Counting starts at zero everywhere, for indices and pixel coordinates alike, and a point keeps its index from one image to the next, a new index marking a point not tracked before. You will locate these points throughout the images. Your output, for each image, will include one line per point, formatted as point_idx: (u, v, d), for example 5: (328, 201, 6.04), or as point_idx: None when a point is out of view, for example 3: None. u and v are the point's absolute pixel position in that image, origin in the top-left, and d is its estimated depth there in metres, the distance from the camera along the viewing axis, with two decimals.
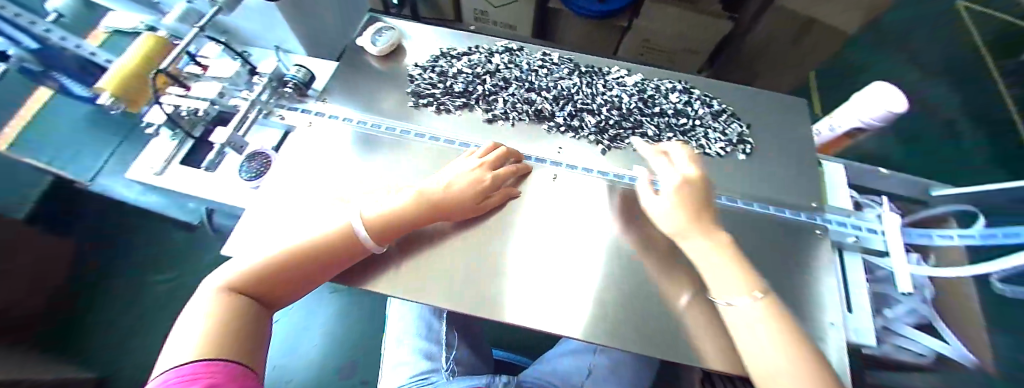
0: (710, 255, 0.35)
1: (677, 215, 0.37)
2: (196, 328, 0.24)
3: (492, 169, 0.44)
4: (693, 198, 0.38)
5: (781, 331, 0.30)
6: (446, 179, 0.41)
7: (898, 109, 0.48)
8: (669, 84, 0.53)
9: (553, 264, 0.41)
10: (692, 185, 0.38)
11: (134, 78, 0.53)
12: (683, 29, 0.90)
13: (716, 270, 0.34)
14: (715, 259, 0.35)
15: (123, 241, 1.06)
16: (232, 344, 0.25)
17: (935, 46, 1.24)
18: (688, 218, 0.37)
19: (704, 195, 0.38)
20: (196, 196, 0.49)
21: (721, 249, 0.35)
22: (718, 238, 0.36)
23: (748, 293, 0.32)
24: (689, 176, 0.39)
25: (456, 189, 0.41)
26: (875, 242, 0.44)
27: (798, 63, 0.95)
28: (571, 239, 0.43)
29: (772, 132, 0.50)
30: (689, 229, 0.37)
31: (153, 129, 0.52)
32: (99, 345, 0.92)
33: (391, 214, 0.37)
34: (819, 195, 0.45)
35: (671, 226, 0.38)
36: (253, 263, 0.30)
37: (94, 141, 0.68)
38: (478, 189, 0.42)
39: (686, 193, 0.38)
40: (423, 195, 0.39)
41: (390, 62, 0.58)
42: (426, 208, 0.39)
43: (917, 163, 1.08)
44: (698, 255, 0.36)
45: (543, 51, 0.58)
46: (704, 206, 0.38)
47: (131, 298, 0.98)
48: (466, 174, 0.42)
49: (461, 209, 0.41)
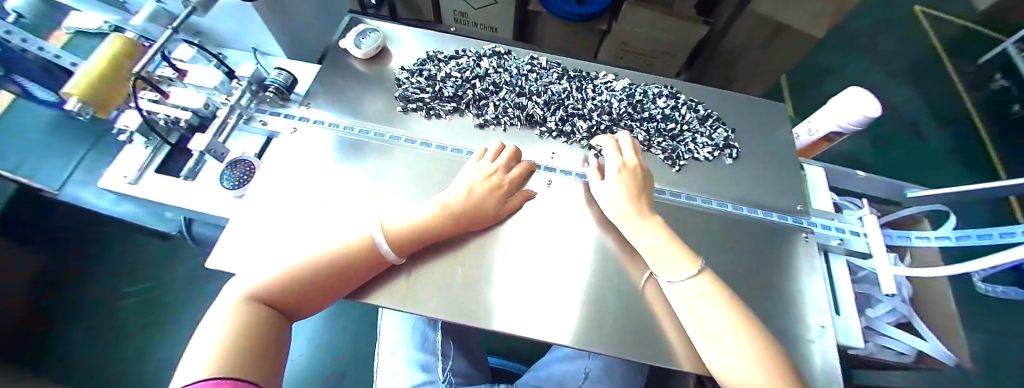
0: (651, 234, 0.37)
1: (623, 202, 0.40)
2: (210, 341, 0.25)
3: (506, 172, 0.46)
4: (634, 185, 0.41)
5: (736, 323, 0.30)
6: (463, 186, 0.42)
7: (873, 113, 0.51)
8: (656, 89, 0.53)
9: (546, 270, 0.42)
10: (631, 172, 0.41)
11: (101, 83, 0.50)
12: (660, 34, 0.91)
13: (659, 248, 0.36)
14: (655, 238, 0.37)
15: (91, 252, 1.01)
16: (245, 359, 0.25)
17: (900, 49, 1.30)
18: (629, 202, 0.39)
19: (644, 181, 0.42)
20: (174, 207, 0.47)
21: (655, 228, 0.38)
22: (653, 219, 0.39)
23: (703, 286, 0.33)
24: (629, 164, 0.42)
25: (477, 194, 0.42)
26: (858, 244, 0.47)
27: (773, 66, 0.96)
28: (566, 243, 0.44)
29: (756, 136, 0.51)
30: (630, 214, 0.39)
31: (126, 136, 0.50)
32: (68, 362, 0.88)
33: (414, 226, 0.39)
34: (801, 198, 0.47)
35: (616, 214, 0.40)
36: (275, 271, 0.32)
37: (58, 148, 0.65)
38: (497, 195, 0.44)
39: (628, 178, 0.41)
40: (447, 205, 0.41)
41: (375, 65, 0.57)
42: (449, 217, 0.41)
43: (893, 159, 1.12)
44: (641, 238, 0.38)
45: (531, 55, 0.58)
46: (644, 190, 0.41)
47: (103, 312, 0.94)
48: (483, 182, 0.44)
49: (482, 218, 0.43)
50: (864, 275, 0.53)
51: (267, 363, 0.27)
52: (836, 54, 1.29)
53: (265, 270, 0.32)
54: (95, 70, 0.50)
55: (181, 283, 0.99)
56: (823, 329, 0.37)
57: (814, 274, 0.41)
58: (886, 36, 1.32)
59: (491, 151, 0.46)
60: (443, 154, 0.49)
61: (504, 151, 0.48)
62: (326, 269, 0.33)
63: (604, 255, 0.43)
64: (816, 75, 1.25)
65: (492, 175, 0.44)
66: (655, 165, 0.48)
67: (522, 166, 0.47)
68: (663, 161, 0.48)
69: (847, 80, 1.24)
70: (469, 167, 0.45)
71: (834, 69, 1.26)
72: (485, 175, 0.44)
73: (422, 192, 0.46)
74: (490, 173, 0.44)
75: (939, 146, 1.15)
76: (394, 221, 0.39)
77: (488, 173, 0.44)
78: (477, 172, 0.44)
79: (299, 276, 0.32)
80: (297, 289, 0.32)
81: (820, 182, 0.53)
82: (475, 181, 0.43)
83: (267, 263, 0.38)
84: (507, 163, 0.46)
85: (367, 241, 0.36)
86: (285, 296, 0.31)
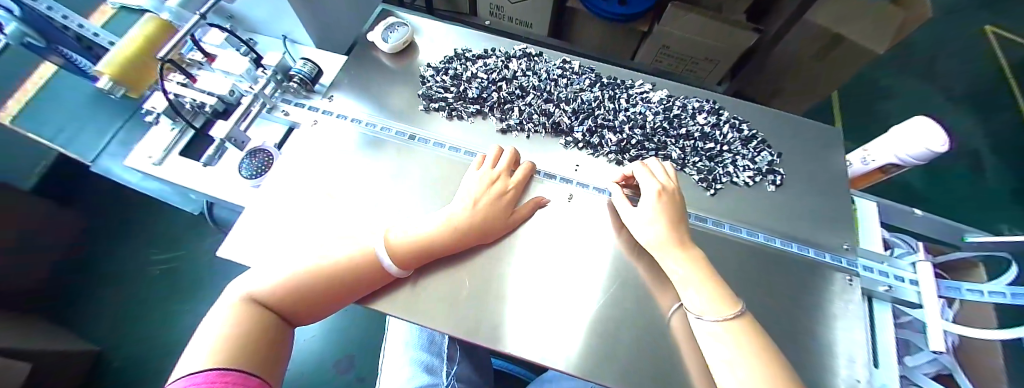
0: (681, 267, 0.35)
1: (658, 231, 0.37)
2: (206, 342, 0.28)
3: (510, 176, 0.44)
4: (670, 213, 0.38)
5: (767, 371, 0.27)
6: (471, 197, 0.41)
7: (939, 148, 0.45)
8: (697, 103, 0.50)
9: (554, 285, 0.39)
10: (668, 196, 0.39)
11: (129, 66, 0.51)
12: (704, 39, 0.85)
13: (688, 285, 0.34)
14: (685, 270, 0.34)
15: (127, 219, 1.07)
16: (235, 356, 0.27)
17: (969, 73, 1.18)
18: (665, 230, 0.36)
19: (680, 208, 0.39)
20: (196, 191, 0.47)
21: (692, 263, 0.35)
22: (692, 251, 0.36)
23: (739, 329, 0.30)
24: (666, 187, 0.39)
25: (484, 205, 0.41)
26: (905, 293, 0.42)
27: (831, 80, 0.89)
28: (579, 258, 0.41)
29: (803, 163, 0.47)
30: (665, 244, 0.36)
31: (153, 118, 0.50)
32: (100, 320, 0.95)
33: (421, 241, 0.39)
34: (851, 237, 0.42)
35: (649, 240, 0.37)
36: (277, 278, 0.34)
37: (93, 120, 0.66)
38: (504, 204, 0.42)
39: (664, 205, 0.38)
40: (453, 221, 0.39)
41: (403, 60, 0.56)
42: (455, 233, 0.39)
43: (944, 193, 1.03)
44: (672, 272, 0.35)
45: (563, 58, 0.55)
46: (680, 220, 0.38)
47: (133, 276, 1.00)
48: (487, 191, 0.42)
49: (488, 228, 0.41)
50: (910, 323, 0.47)
51: (272, 362, 0.31)
52: (890, 73, 1.19)
53: (276, 272, 0.35)
54: (122, 56, 0.50)
55: (202, 256, 1.03)
56: (858, 383, 0.32)
57: (852, 322, 0.36)
58: (957, 58, 1.20)
59: (490, 157, 0.45)
60: (451, 156, 0.48)
61: (503, 155, 0.46)
62: (326, 280, 0.35)
63: (624, 279, 0.40)
64: (865, 94, 1.16)
65: (497, 181, 0.43)
66: (688, 186, 0.45)
67: (523, 169, 0.45)
68: (698, 183, 0.45)
69: (899, 101, 1.15)
70: (473, 174, 0.43)
71: (885, 89, 1.17)
72: (488, 182, 0.43)
73: (436, 196, 0.45)
74: (493, 179, 0.43)
75: (999, 182, 1.04)
76: (402, 235, 0.39)
77: (491, 179, 0.43)
78: (482, 178, 0.43)
79: (300, 284, 0.34)
80: (299, 295, 0.34)
81: (872, 218, 0.48)
82: (481, 191, 0.41)
83: (281, 259, 0.37)
84: (509, 167, 0.45)
85: (372, 255, 0.37)
86: (289, 301, 0.33)
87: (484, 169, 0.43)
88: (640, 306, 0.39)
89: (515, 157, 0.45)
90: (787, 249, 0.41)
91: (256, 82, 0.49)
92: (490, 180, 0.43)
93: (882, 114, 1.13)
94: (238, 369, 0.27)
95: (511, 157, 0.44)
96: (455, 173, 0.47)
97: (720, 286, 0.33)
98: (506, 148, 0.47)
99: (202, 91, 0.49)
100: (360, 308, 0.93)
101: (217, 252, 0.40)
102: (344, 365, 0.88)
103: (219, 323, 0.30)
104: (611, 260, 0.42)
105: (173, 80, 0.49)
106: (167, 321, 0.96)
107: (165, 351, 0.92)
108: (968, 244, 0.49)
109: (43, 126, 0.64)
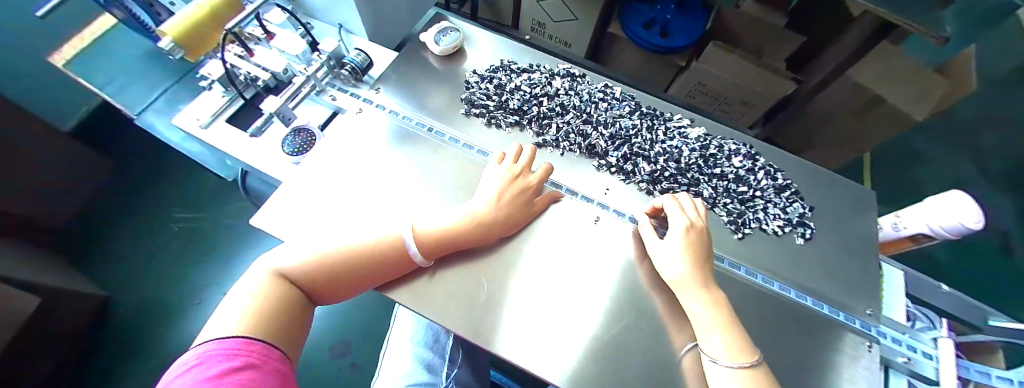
0: (703, 309, 0.34)
1: (682, 270, 0.37)
2: (233, 315, 0.29)
3: (530, 172, 0.45)
4: (697, 250, 0.37)
5: None
6: (492, 193, 0.41)
7: (974, 224, 0.44)
8: (734, 146, 0.50)
9: (566, 294, 0.40)
10: (696, 233, 0.39)
11: (195, 33, 0.53)
12: (743, 81, 0.85)
13: (706, 326, 0.33)
14: (706, 313, 0.34)
15: (155, 177, 1.13)
16: (259, 329, 0.29)
17: (1007, 150, 1.16)
18: (690, 267, 0.36)
19: (707, 246, 0.39)
20: (237, 159, 0.49)
21: (713, 305, 0.34)
22: (714, 293, 0.35)
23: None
24: (694, 224, 0.39)
25: (506, 200, 0.41)
26: (924, 368, 0.40)
27: (866, 137, 0.88)
28: (591, 269, 0.42)
29: (835, 222, 0.46)
30: (688, 283, 0.36)
31: (207, 84, 0.53)
32: (119, 270, 1.03)
33: (441, 235, 0.39)
34: (875, 302, 0.41)
35: (674, 277, 0.37)
36: (304, 257, 0.35)
37: (146, 78, 0.69)
38: (524, 198, 0.43)
39: (691, 243, 0.38)
40: (475, 216, 0.40)
41: (450, 63, 0.57)
42: (476, 227, 0.40)
43: (964, 270, 1.00)
44: (693, 310, 0.35)
45: (606, 82, 0.56)
46: (707, 259, 0.38)
47: (154, 230, 1.08)
48: (509, 185, 0.43)
49: (506, 227, 0.41)
50: None
51: (290, 330, 0.32)
52: (924, 140, 1.17)
53: (304, 250, 0.36)
54: (190, 22, 0.53)
55: (222, 227, 1.09)
56: None
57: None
58: (995, 135, 1.18)
59: (510, 154, 0.45)
60: (473, 155, 0.49)
61: (523, 153, 0.47)
62: (348, 262, 0.36)
63: (642, 308, 0.40)
64: (891, 158, 1.16)
65: (518, 178, 0.44)
66: (716, 227, 0.45)
67: (542, 169, 0.45)
68: (726, 225, 0.45)
69: (929, 171, 1.13)
70: (494, 171, 0.44)
71: (914, 157, 1.15)
72: (510, 178, 0.43)
73: (459, 194, 0.46)
74: (514, 176, 0.43)
75: None
76: (425, 227, 0.39)
77: (513, 176, 0.43)
78: (503, 175, 0.43)
79: (325, 264, 0.35)
80: (324, 275, 0.35)
81: (897, 286, 0.47)
82: (503, 186, 0.42)
83: (312, 238, 0.39)
84: (529, 164, 0.45)
85: (396, 242, 0.38)
86: (313, 278, 0.34)
87: (506, 164, 0.44)
88: (654, 340, 0.38)
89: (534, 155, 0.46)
90: (807, 304, 0.40)
91: (310, 64, 0.52)
92: (512, 177, 0.43)
93: (909, 181, 1.12)
94: (262, 340, 0.29)
95: (530, 155, 0.45)
96: (477, 171, 0.48)
97: (740, 334, 0.33)
98: (526, 147, 0.48)
99: (258, 66, 0.51)
100: (368, 297, 0.93)
101: (250, 220, 0.42)
102: (341, 350, 0.88)
103: (248, 295, 0.31)
104: (628, 287, 0.42)
105: (232, 51, 0.52)
106: (179, 279, 1.03)
107: (176, 308, 0.99)
108: (991, 327, 0.47)
109: (96, 76, 0.67)
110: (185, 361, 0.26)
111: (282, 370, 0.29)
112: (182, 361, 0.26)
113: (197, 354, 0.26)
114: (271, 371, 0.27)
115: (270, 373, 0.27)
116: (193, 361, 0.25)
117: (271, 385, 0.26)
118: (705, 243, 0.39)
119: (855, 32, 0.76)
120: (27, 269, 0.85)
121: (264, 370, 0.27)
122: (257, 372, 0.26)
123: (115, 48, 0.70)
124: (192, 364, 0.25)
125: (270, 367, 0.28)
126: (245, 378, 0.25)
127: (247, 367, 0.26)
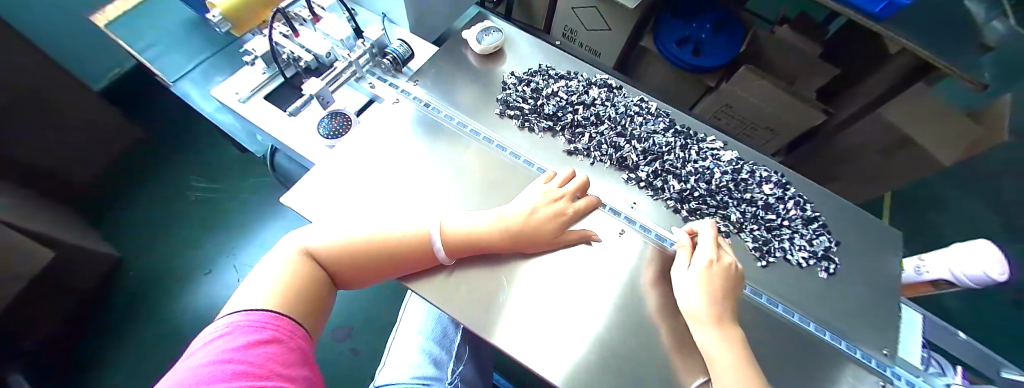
0: (716, 349, 0.32)
1: (699, 304, 0.35)
2: (266, 288, 0.30)
3: (573, 201, 0.44)
4: (722, 285, 0.36)
5: None
6: (526, 207, 0.41)
7: (997, 274, 0.45)
8: (765, 173, 0.50)
9: (573, 303, 0.39)
10: (722, 269, 0.37)
11: (242, 9, 0.54)
12: (771, 107, 0.85)
13: (718, 363, 0.32)
14: (725, 358, 0.31)
15: (179, 145, 1.18)
16: (288, 303, 0.30)
17: None
18: (707, 303, 0.34)
19: (735, 284, 0.37)
20: (272, 136, 0.50)
21: (729, 346, 0.32)
22: (731, 331, 0.33)
23: None
24: (723, 260, 0.37)
25: (538, 218, 0.41)
26: None
27: (897, 171, 0.87)
28: (602, 280, 0.41)
29: (858, 259, 0.46)
30: (705, 318, 0.34)
31: (250, 59, 0.54)
32: (135, 232, 1.07)
33: (472, 235, 0.39)
34: (892, 342, 0.40)
35: (689, 308, 0.35)
36: (338, 238, 0.36)
37: (185, 45, 0.70)
38: (557, 224, 0.42)
39: (711, 282, 0.36)
40: (506, 222, 0.40)
41: (488, 62, 0.58)
42: (505, 234, 0.40)
43: (972, 320, 0.99)
44: (705, 348, 0.33)
45: (642, 96, 0.56)
46: (730, 296, 0.36)
47: (173, 196, 1.12)
48: (547, 206, 0.42)
49: (536, 241, 0.41)
50: None
51: (312, 313, 0.33)
52: (948, 184, 1.16)
53: (336, 232, 0.37)
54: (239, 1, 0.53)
55: (237, 201, 1.13)
56: None
57: None
58: None
59: (560, 177, 0.45)
60: (504, 158, 0.50)
61: (572, 180, 0.45)
62: (380, 247, 0.36)
63: (666, 321, 0.39)
64: (906, 199, 1.15)
65: (556, 201, 0.42)
66: (740, 252, 0.45)
67: (587, 200, 0.44)
68: (752, 251, 0.45)
69: (942, 216, 1.12)
70: (537, 187, 0.44)
71: (929, 201, 1.15)
72: (549, 199, 0.42)
73: (483, 197, 0.46)
74: (554, 198, 0.43)
75: None
76: (454, 225, 0.39)
77: (553, 199, 0.42)
78: (542, 194, 0.43)
79: (353, 250, 0.36)
80: (353, 260, 0.36)
81: (912, 328, 0.46)
82: (539, 204, 0.41)
83: (341, 221, 0.39)
84: (575, 192, 0.44)
85: (424, 236, 0.38)
86: (338, 261, 0.35)
87: (550, 186, 0.43)
88: (675, 356, 0.37)
89: (583, 185, 0.44)
90: (831, 342, 0.39)
91: (352, 51, 0.54)
92: (551, 198, 0.43)
93: (924, 225, 1.11)
94: (288, 317, 0.30)
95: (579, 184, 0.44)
96: (507, 174, 0.48)
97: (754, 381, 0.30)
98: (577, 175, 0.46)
99: (301, 47, 0.52)
100: (374, 291, 1.03)
101: (282, 197, 0.43)
102: (343, 334, 0.98)
103: (279, 270, 0.32)
104: (650, 298, 0.41)
105: (277, 30, 0.53)
106: (193, 246, 1.06)
107: (186, 273, 1.03)
108: (1002, 379, 0.46)
109: (137, 39, 0.68)
110: (214, 329, 0.27)
111: (304, 348, 0.30)
112: (212, 327, 0.27)
113: (228, 322, 0.27)
114: (294, 347, 0.28)
115: (292, 351, 0.28)
116: (222, 329, 0.26)
117: (294, 362, 0.28)
118: (730, 282, 0.36)
119: (900, 61, 0.73)
120: (40, 220, 0.87)
121: (288, 345, 0.28)
122: (280, 347, 0.27)
123: (155, 15, 0.72)
124: (222, 332, 0.26)
125: (293, 343, 0.29)
126: (272, 352, 0.26)
127: (273, 342, 0.27)
